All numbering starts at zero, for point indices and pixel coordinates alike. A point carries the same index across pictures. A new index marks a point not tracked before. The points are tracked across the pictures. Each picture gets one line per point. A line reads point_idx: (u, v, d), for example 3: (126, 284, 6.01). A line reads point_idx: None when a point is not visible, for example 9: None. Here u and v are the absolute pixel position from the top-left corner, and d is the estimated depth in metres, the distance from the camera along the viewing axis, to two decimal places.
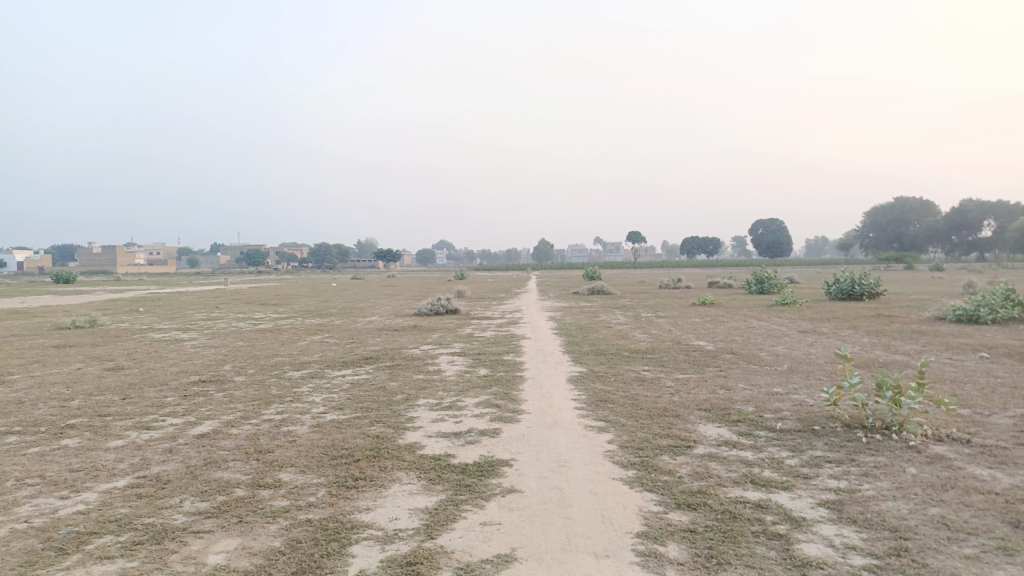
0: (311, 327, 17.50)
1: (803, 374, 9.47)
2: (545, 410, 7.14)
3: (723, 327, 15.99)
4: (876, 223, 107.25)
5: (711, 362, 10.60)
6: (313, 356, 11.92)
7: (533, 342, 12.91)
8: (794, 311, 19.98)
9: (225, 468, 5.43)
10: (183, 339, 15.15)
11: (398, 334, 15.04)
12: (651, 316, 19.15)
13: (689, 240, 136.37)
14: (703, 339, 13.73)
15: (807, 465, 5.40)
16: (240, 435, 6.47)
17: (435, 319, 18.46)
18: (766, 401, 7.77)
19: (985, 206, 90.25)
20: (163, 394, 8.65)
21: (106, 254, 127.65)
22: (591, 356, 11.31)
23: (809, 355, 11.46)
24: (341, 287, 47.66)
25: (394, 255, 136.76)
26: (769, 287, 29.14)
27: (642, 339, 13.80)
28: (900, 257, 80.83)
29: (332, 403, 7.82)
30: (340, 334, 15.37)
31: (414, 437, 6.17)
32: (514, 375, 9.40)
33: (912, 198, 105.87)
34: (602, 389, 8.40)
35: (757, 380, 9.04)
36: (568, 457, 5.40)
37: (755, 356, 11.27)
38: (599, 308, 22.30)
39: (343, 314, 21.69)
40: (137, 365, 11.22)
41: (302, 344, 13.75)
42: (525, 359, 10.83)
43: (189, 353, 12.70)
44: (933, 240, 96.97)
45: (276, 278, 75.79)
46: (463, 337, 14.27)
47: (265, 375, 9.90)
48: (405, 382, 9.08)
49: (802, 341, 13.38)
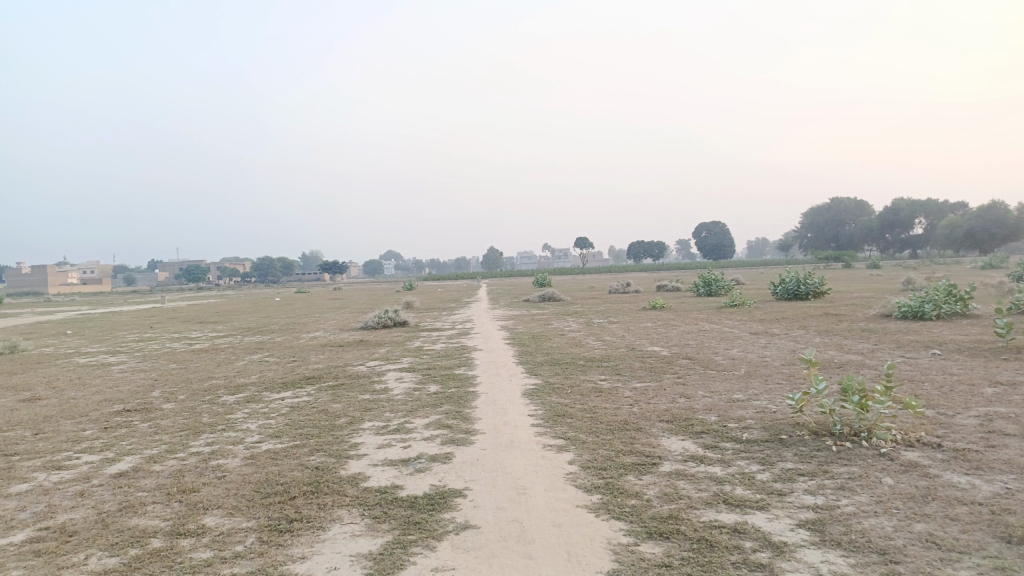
0: (251, 345, 16.65)
1: (761, 379, 9.27)
2: (499, 429, 6.70)
3: (676, 331, 15.83)
4: (814, 224, 110.33)
5: (668, 368, 10.33)
6: (252, 377, 11.22)
7: (484, 354, 12.46)
8: (744, 313, 20.04)
9: (141, 513, 4.79)
10: (111, 364, 14.19)
11: (343, 350, 14.39)
12: (603, 322, 18.92)
13: (636, 245, 138.03)
14: (657, 344, 13.50)
15: (779, 480, 5.08)
16: (162, 473, 5.81)
17: (382, 333, 17.83)
18: (728, 409, 7.48)
19: (915, 205, 93.76)
20: (81, 427, 7.87)
21: (35, 274, 122.09)
22: (545, 366, 10.92)
23: (764, 357, 11.32)
24: (285, 301, 46.46)
25: (340, 267, 134.53)
26: (717, 290, 29.35)
27: (596, 346, 13.48)
28: (838, 256, 83.18)
29: (268, 430, 7.21)
30: (281, 352, 14.64)
31: (357, 467, 5.64)
32: (466, 391, 8.92)
33: (847, 199, 109.34)
34: (558, 402, 7.99)
35: (716, 387, 8.77)
36: (527, 483, 4.96)
37: (711, 361, 11.04)
38: (550, 316, 22.00)
39: (286, 330, 20.84)
40: (55, 394, 10.32)
41: (240, 364, 12.98)
42: (477, 372, 10.37)
43: (116, 379, 11.82)
44: (868, 239, 100.24)
45: (217, 294, 73.56)
46: (412, 351, 13.73)
47: (197, 401, 9.18)
48: (350, 403, 8.51)
49: (756, 343, 13.27)
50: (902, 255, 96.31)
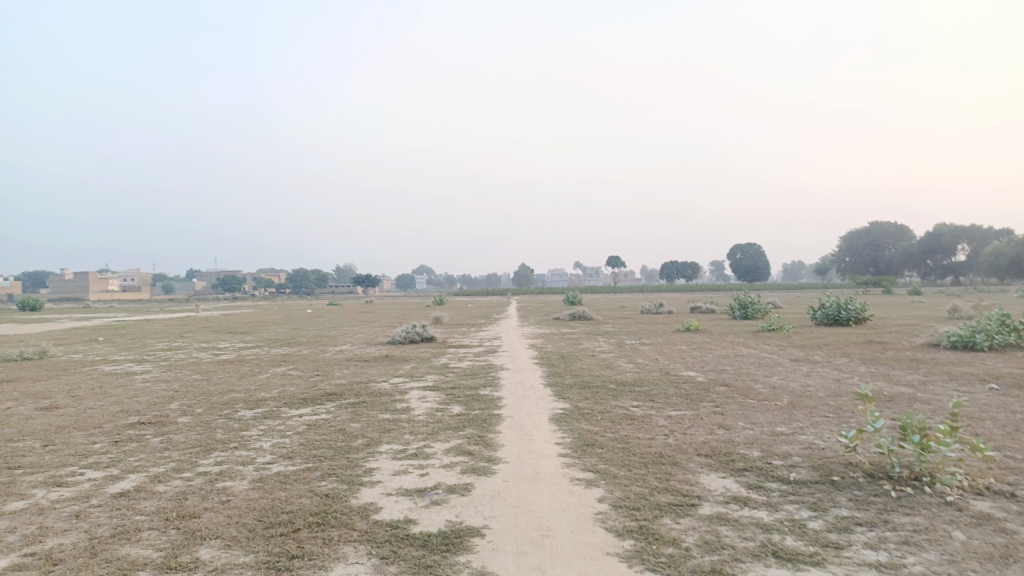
0: (276, 357, 16.43)
1: (806, 411, 8.67)
2: (524, 458, 6.25)
3: (712, 356, 15.22)
4: (852, 248, 108.08)
5: (705, 396, 9.78)
6: (273, 392, 10.92)
7: (511, 374, 12.02)
8: (781, 338, 19.33)
9: (135, 541, 4.44)
10: (135, 373, 14.05)
11: (367, 365, 14.07)
12: (635, 343, 18.36)
13: (668, 265, 136.71)
14: (692, 369, 12.93)
15: (835, 530, 4.54)
16: (165, 495, 5.47)
17: (409, 349, 17.50)
18: (772, 444, 6.94)
19: (958, 230, 91.26)
20: (91, 439, 7.60)
21: (77, 281, 124.95)
22: (574, 390, 10.43)
23: (807, 387, 10.69)
24: (316, 314, 46.64)
25: (372, 280, 135.45)
26: (752, 313, 28.55)
27: (628, 369, 12.97)
28: (877, 281, 81.14)
29: (282, 450, 6.87)
30: (305, 366, 14.36)
31: (370, 497, 5.23)
32: (490, 413, 8.49)
33: (887, 223, 107.00)
34: (588, 430, 7.52)
35: (757, 418, 8.22)
36: (552, 524, 4.50)
37: (749, 388, 10.47)
38: (581, 335, 21.50)
39: (313, 343, 20.64)
40: (74, 404, 10.12)
41: (263, 378, 12.69)
42: (503, 394, 9.93)
43: (137, 389, 11.63)
44: (908, 264, 97.78)
45: (250, 304, 74.39)
46: (437, 369, 13.34)
47: (213, 415, 8.89)
48: (369, 423, 8.13)
49: (796, 371, 12.63)
50: (944, 282, 93.61)
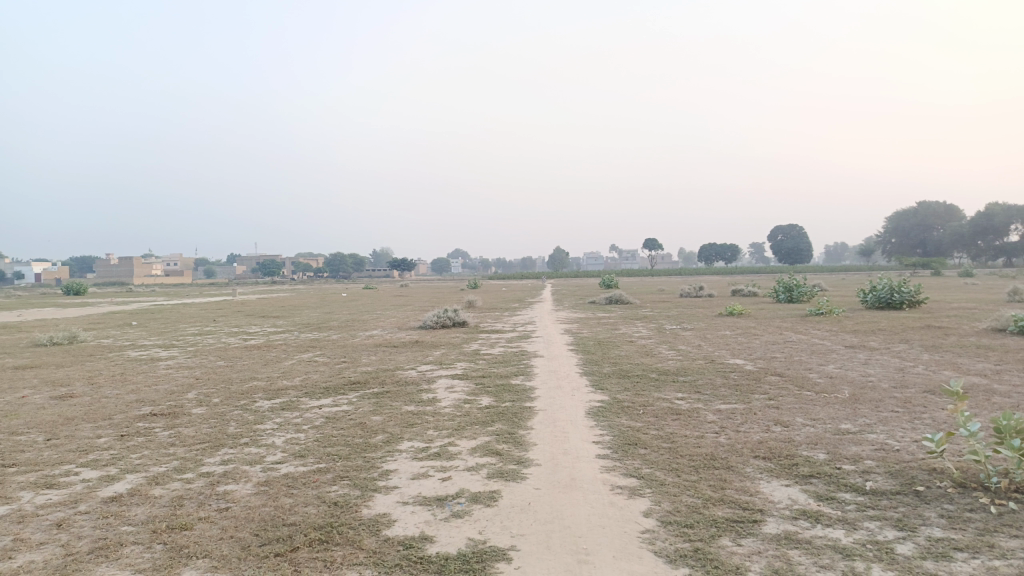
0: (304, 342, 16.01)
1: (871, 405, 7.85)
2: (559, 461, 5.59)
3: (759, 342, 14.37)
4: (898, 229, 104.73)
5: (756, 388, 9.00)
6: (295, 380, 10.43)
7: (545, 362, 11.37)
8: (831, 323, 18.32)
9: (112, 559, 3.89)
10: (160, 359, 13.75)
11: (396, 351, 13.55)
12: (676, 328, 17.55)
13: (706, 248, 134.43)
14: (739, 357, 12.12)
15: (930, 557, 3.79)
16: (159, 500, 4.95)
17: (439, 333, 16.95)
18: (838, 445, 6.16)
19: (1012, 209, 87.60)
20: (97, 433, 7.15)
21: (123, 266, 127.77)
22: (613, 379, 9.73)
23: (868, 377, 9.82)
24: (350, 297, 46.70)
25: (407, 263, 135.82)
26: (797, 296, 27.43)
27: (669, 356, 12.21)
28: (925, 262, 78.30)
29: (295, 446, 6.33)
30: (332, 351, 13.90)
31: (383, 507, 4.62)
32: (522, 406, 7.85)
33: (935, 203, 103.29)
34: (629, 426, 6.83)
35: (817, 414, 7.44)
36: (591, 547, 3.83)
37: (804, 379, 9.65)
38: (618, 320, 20.73)
39: (344, 327, 20.25)
40: (90, 392, 9.75)
41: (287, 364, 12.22)
42: (536, 383, 9.28)
43: (158, 377, 11.26)
44: (958, 245, 94.39)
45: (286, 288, 75.07)
46: (468, 356, 12.75)
47: (229, 406, 8.41)
48: (391, 416, 7.55)
49: (853, 358, 11.74)
50: (996, 263, 90.12)
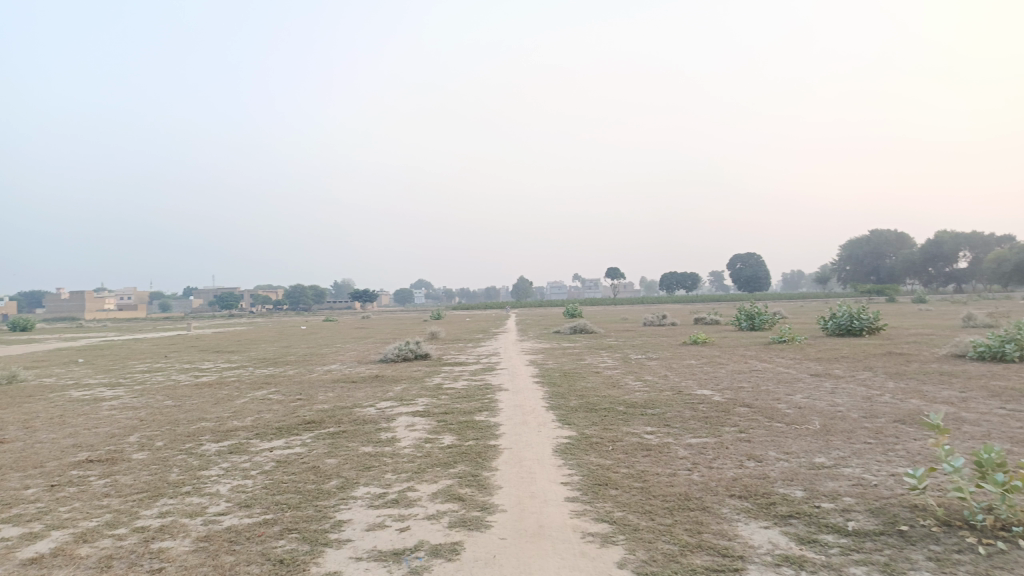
0: (259, 379, 15.39)
1: (843, 436, 7.67)
2: (526, 506, 5.24)
3: (725, 371, 14.23)
4: (852, 257, 107.32)
5: (726, 420, 8.78)
6: (247, 420, 9.89)
7: (510, 396, 11.02)
8: (795, 351, 18.34)
9: None
10: (104, 398, 13.02)
11: (355, 387, 13.05)
12: (642, 358, 17.37)
13: (668, 277, 135.93)
14: (707, 387, 11.93)
15: None
16: (84, 561, 4.45)
17: (401, 367, 16.48)
18: (815, 481, 5.93)
19: (959, 237, 90.46)
20: (24, 484, 6.57)
21: (74, 300, 123.96)
22: (580, 413, 9.43)
23: (837, 407, 9.69)
24: (310, 330, 45.75)
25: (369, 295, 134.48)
26: (759, 324, 27.59)
27: (636, 388, 11.97)
28: (879, 289, 80.14)
29: (242, 495, 5.86)
30: (288, 388, 13.33)
31: (334, 564, 4.21)
32: (487, 444, 7.49)
33: (887, 231, 106.27)
34: (599, 465, 6.52)
35: (791, 447, 7.23)
36: None
37: (774, 410, 9.47)
38: (583, 350, 20.50)
39: (301, 362, 19.60)
40: (23, 437, 9.08)
41: (240, 403, 11.64)
42: (501, 420, 8.93)
43: (99, 418, 10.59)
44: (910, 272, 97.00)
45: (244, 322, 73.38)
46: (430, 390, 12.34)
47: (173, 450, 7.86)
48: (347, 459, 7.11)
49: (820, 388, 11.64)
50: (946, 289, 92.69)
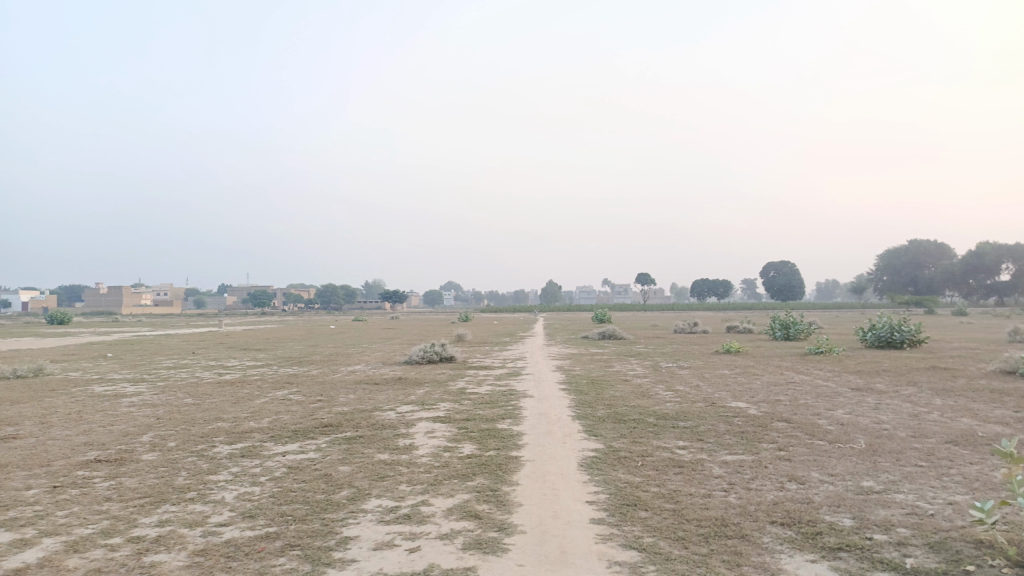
0: (282, 378, 15.18)
1: (892, 458, 7.13)
2: (547, 528, 4.83)
3: (761, 383, 13.64)
4: (890, 267, 104.87)
5: (764, 436, 8.27)
6: (264, 421, 9.62)
7: (535, 403, 10.61)
8: (833, 363, 17.67)
9: None
10: (125, 395, 12.89)
11: (377, 389, 12.74)
12: (672, 366, 16.84)
13: (699, 283, 134.31)
14: (741, 399, 11.40)
15: None
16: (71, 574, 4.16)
17: (425, 370, 16.17)
18: (864, 508, 5.44)
19: (1002, 249, 87.84)
20: (28, 483, 6.34)
21: (111, 296, 126.47)
22: (608, 424, 8.99)
23: (882, 424, 9.10)
24: (339, 329, 45.98)
25: (398, 295, 135.16)
26: (794, 333, 26.81)
27: (666, 398, 11.49)
28: (917, 300, 78.05)
29: (247, 504, 5.55)
30: (309, 389, 13.09)
31: None
32: (508, 455, 7.10)
33: (926, 242, 103.68)
34: (627, 482, 6.10)
35: (835, 468, 6.72)
36: None
37: (814, 426, 8.94)
38: (611, 357, 19.99)
39: (326, 362, 19.37)
40: (37, 433, 8.92)
41: (259, 403, 11.40)
42: (524, 429, 8.53)
43: (116, 415, 10.41)
44: (949, 283, 94.44)
45: (274, 319, 74.10)
46: (453, 394, 11.98)
47: (184, 453, 7.59)
48: (361, 467, 6.77)
49: (862, 403, 11.05)
50: (987, 302, 90.09)
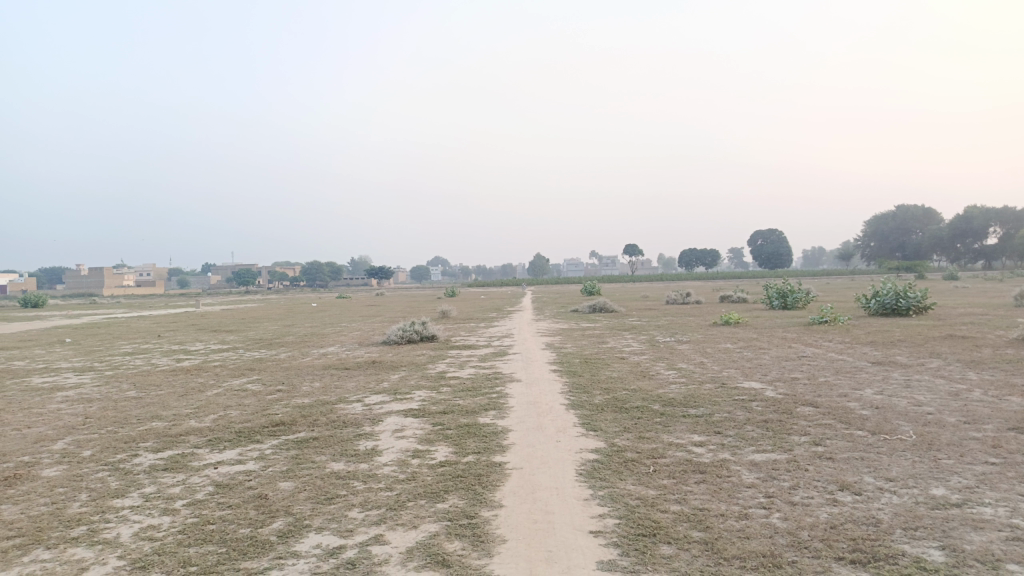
0: (245, 364, 13.79)
1: (954, 454, 5.89)
2: None
3: (770, 359, 12.40)
4: (877, 233, 104.29)
5: (793, 428, 7.00)
6: (207, 419, 8.23)
7: (523, 390, 9.28)
8: (841, 333, 16.50)
9: None
10: (62, 388, 11.43)
11: (346, 375, 11.38)
12: (671, 341, 15.62)
13: (687, 253, 133.60)
14: (754, 379, 10.14)
15: None
16: None
17: (404, 351, 14.84)
18: (950, 533, 4.17)
19: (989, 213, 87.19)
20: None
21: (92, 278, 124.09)
22: (608, 414, 7.69)
23: (923, 407, 7.88)
24: (320, 307, 44.71)
25: (383, 272, 133.90)
26: (792, 302, 25.66)
27: (671, 379, 10.24)
28: (905, 267, 77.31)
29: (143, 549, 4.20)
30: (271, 377, 11.73)
31: None
32: (489, 462, 5.79)
33: (914, 207, 103.02)
34: (640, 500, 4.79)
35: (891, 472, 5.46)
36: None
37: (847, 412, 7.68)
38: (604, 331, 18.72)
39: (297, 344, 17.96)
40: None
41: (209, 395, 10.02)
42: (510, 424, 7.19)
43: (39, 415, 8.96)
44: (937, 249, 93.94)
45: (255, 299, 72.55)
46: (431, 380, 10.67)
47: (95, 467, 6.20)
48: (307, 483, 5.43)
49: (890, 380, 9.83)
50: (974, 266, 89.77)
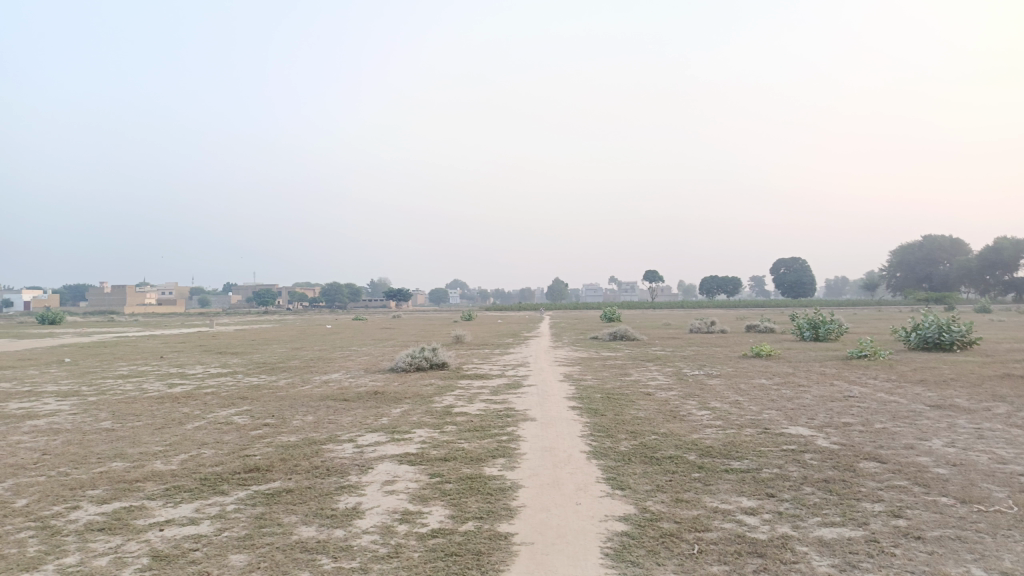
0: (240, 392, 12.77)
1: None
2: None
3: (813, 399, 11.16)
4: (904, 263, 102.00)
5: (862, 491, 5.81)
6: (175, 460, 7.18)
7: (538, 432, 8.15)
8: (885, 370, 15.19)
9: None
10: (35, 416, 10.45)
11: (343, 409, 10.28)
12: (700, 375, 14.41)
13: (708, 281, 131.88)
14: (800, 424, 8.92)
15: None
16: None
17: (411, 380, 13.79)
18: None
19: (1021, 243, 84.73)
20: None
21: (113, 295, 124.90)
22: (636, 467, 6.53)
23: (1011, 466, 6.65)
24: (334, 329, 44.02)
25: (400, 294, 133.82)
26: (823, 333, 24.31)
27: (705, 422, 9.04)
28: (934, 298, 74.80)
29: None
30: (262, 407, 10.69)
31: None
32: (492, 533, 4.68)
33: (942, 237, 100.75)
34: None
35: (1005, 562, 4.27)
36: None
37: (920, 471, 6.47)
38: (626, 362, 17.53)
39: (301, 370, 16.94)
40: None
41: (188, 429, 8.98)
42: (522, 478, 6.07)
43: None
44: (966, 280, 91.42)
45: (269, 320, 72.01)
46: (435, 416, 9.57)
47: (21, 523, 5.15)
48: (263, 558, 4.34)
49: (960, 429, 8.58)
50: (1005, 299, 87.19)
